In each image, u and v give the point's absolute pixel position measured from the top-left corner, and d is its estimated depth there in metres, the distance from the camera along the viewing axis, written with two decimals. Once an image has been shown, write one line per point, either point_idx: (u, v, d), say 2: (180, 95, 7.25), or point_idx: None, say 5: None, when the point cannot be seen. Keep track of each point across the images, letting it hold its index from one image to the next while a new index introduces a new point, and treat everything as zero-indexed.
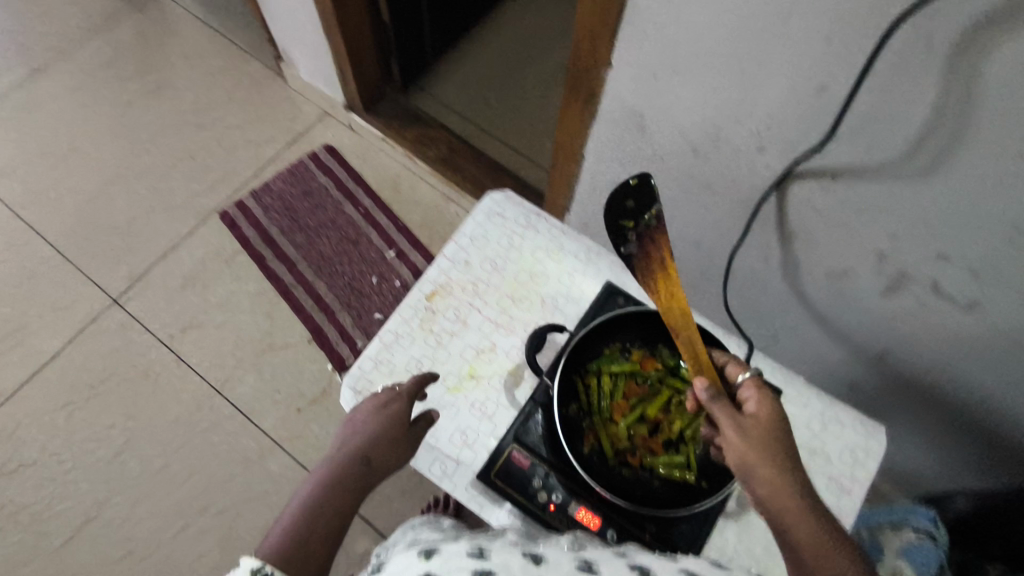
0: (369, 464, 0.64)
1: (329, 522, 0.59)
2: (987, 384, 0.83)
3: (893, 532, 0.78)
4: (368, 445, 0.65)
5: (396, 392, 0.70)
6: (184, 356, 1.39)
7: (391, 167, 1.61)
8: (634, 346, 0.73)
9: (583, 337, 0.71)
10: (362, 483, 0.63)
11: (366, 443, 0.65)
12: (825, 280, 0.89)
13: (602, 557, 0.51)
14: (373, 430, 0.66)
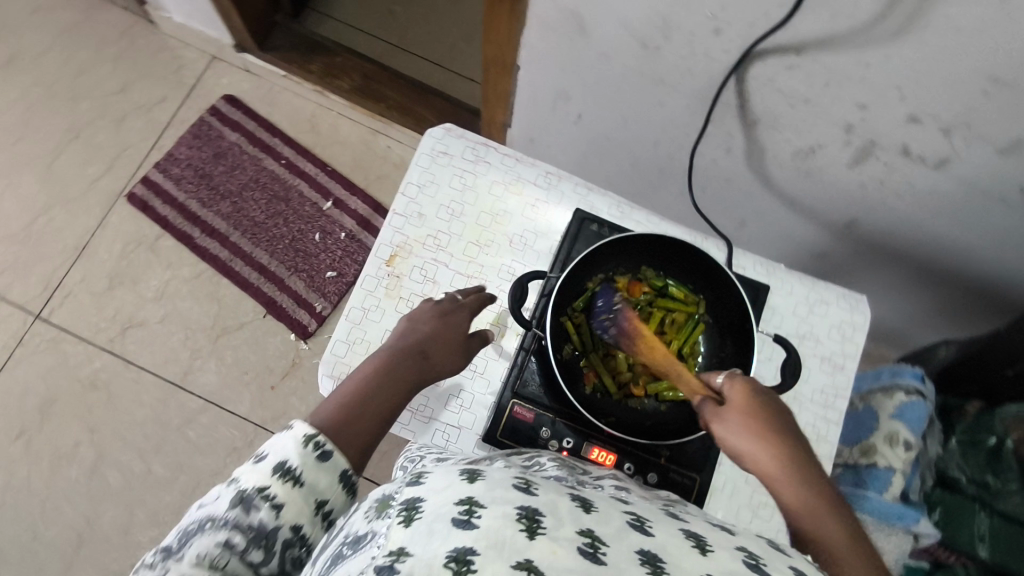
0: (427, 360, 0.63)
1: (379, 409, 0.58)
2: (955, 233, 0.84)
3: (885, 395, 0.83)
4: (427, 341, 0.64)
5: (456, 301, 0.68)
6: (134, 358, 1.29)
7: (304, 107, 1.45)
8: (616, 272, 0.70)
9: (568, 276, 0.66)
10: (418, 376, 0.62)
11: (428, 339, 0.64)
12: (789, 158, 0.86)
13: (652, 513, 0.44)
14: (435, 328, 0.65)
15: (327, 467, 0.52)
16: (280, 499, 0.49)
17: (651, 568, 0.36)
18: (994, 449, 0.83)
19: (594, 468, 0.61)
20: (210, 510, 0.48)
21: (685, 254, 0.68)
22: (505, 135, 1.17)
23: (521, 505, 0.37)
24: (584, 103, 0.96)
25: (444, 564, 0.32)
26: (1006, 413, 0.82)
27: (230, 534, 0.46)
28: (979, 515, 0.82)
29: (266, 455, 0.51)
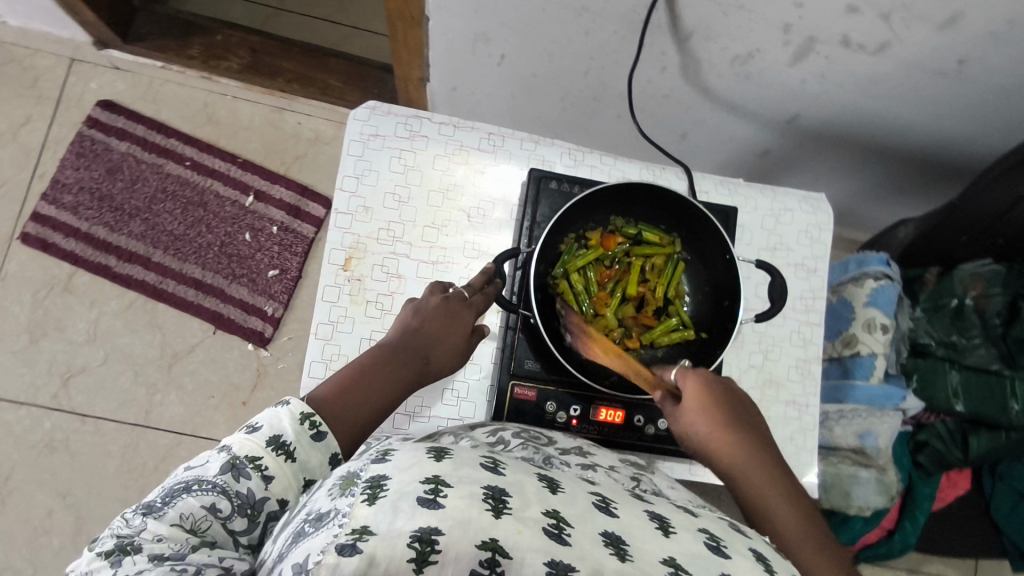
0: (428, 363, 0.62)
1: (376, 405, 0.56)
2: (896, 112, 0.84)
3: (856, 285, 0.88)
4: (432, 343, 0.62)
5: (464, 300, 0.65)
6: (85, 409, 1.19)
7: (193, 96, 1.29)
8: (587, 229, 0.68)
9: (543, 246, 0.63)
10: (417, 374, 0.60)
11: (433, 336, 0.62)
12: (728, 66, 0.81)
13: (619, 496, 0.45)
14: (440, 325, 0.63)
15: (319, 447, 0.50)
16: (270, 471, 0.47)
17: (615, 551, 0.37)
18: (957, 309, 0.91)
19: (563, 438, 0.61)
20: (198, 472, 0.47)
21: (657, 198, 0.66)
22: (422, 90, 1.04)
23: (488, 484, 0.37)
24: (508, 43, 0.86)
25: (407, 545, 0.32)
26: (962, 274, 0.91)
27: (216, 498, 0.45)
28: (950, 371, 0.90)
29: (260, 425, 0.49)
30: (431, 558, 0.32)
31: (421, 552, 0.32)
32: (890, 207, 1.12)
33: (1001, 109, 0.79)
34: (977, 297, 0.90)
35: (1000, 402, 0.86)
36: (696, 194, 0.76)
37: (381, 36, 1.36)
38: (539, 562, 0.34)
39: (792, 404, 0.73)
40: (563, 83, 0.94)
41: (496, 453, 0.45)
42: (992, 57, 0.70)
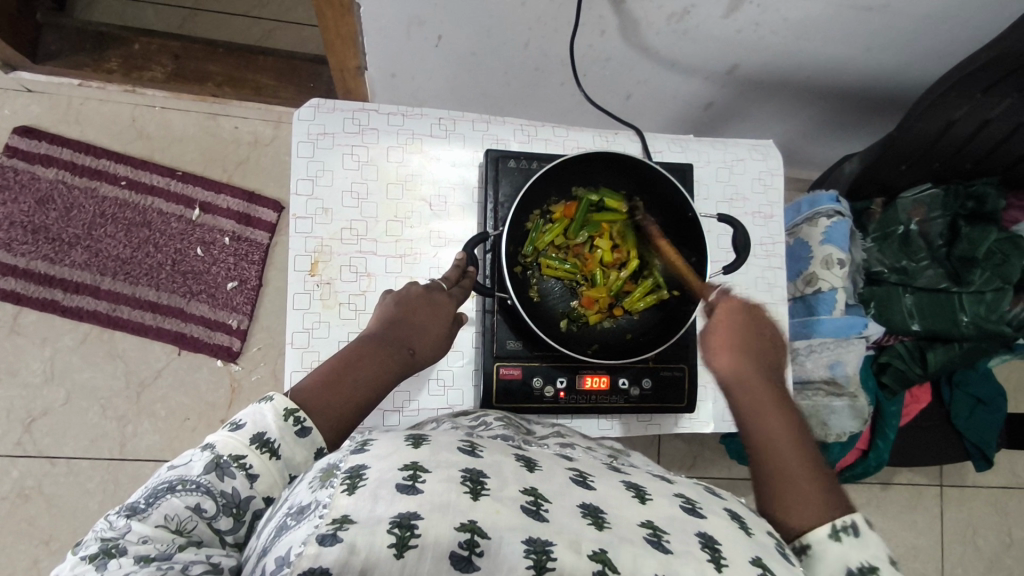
0: (412, 354, 0.61)
1: (360, 400, 0.56)
2: (829, 52, 0.87)
3: (811, 225, 0.92)
4: (413, 334, 0.62)
5: (441, 289, 0.65)
6: (55, 452, 1.15)
7: (120, 112, 1.23)
8: (551, 205, 0.69)
9: (511, 223, 0.65)
10: (401, 368, 0.60)
11: (414, 330, 0.62)
12: (666, 23, 0.82)
13: (596, 470, 0.46)
14: (422, 318, 0.63)
15: (305, 443, 0.51)
16: (255, 469, 0.47)
17: (593, 521, 0.38)
18: (903, 236, 0.96)
19: (539, 423, 0.62)
20: (181, 472, 0.45)
21: (621, 165, 0.67)
22: (361, 79, 1.00)
23: (466, 468, 0.39)
24: (443, 23, 0.84)
25: (387, 532, 0.33)
26: (905, 202, 0.96)
27: (200, 498, 0.44)
28: (904, 295, 0.96)
29: (244, 423, 0.50)
30: (411, 542, 0.33)
31: (401, 536, 0.33)
32: (831, 144, 1.16)
33: (927, 37, 0.82)
34: (921, 223, 0.95)
35: (951, 317, 0.93)
36: (650, 155, 0.77)
37: (307, 27, 1.31)
38: (519, 540, 0.35)
39: None
40: (504, 57, 0.92)
41: (475, 438, 0.46)
42: None
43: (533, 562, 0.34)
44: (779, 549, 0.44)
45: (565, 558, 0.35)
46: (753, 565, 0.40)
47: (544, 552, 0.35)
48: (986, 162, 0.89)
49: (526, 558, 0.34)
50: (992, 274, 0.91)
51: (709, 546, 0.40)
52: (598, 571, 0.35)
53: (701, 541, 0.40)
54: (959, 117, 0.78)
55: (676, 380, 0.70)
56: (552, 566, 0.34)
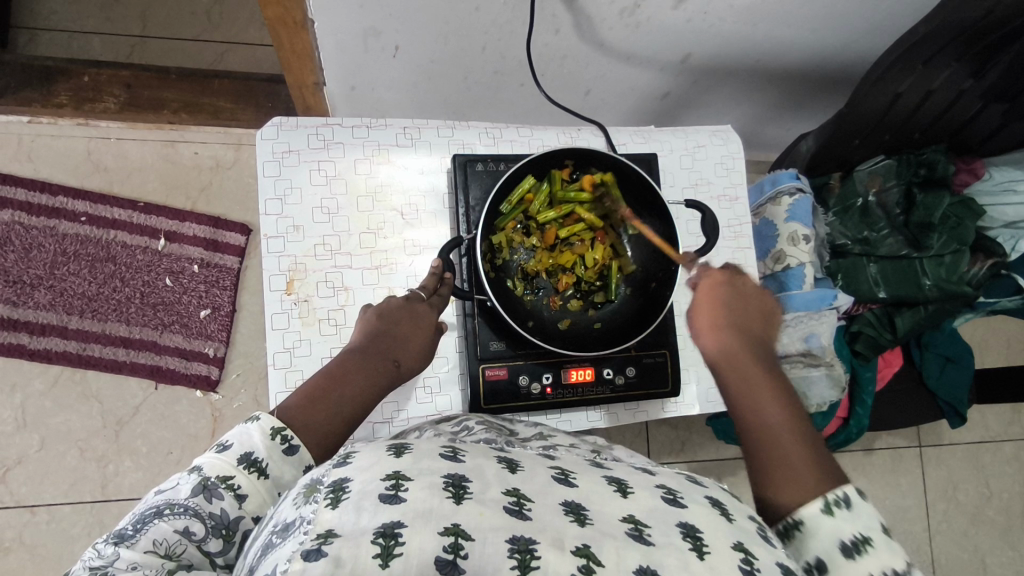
0: (398, 366, 0.61)
1: (348, 415, 0.56)
2: (775, 35, 0.89)
3: (775, 204, 0.95)
4: (394, 345, 0.62)
5: (417, 297, 0.66)
6: (35, 500, 1.11)
7: (72, 146, 1.19)
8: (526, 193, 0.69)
9: (483, 227, 0.65)
10: (387, 381, 0.60)
11: (397, 342, 0.62)
12: (618, 18, 0.83)
13: (578, 467, 0.47)
14: (404, 327, 0.63)
15: (292, 461, 0.50)
16: (244, 490, 0.47)
17: (576, 517, 0.39)
18: (862, 208, 1.00)
19: (523, 426, 0.62)
20: (169, 496, 0.45)
21: (591, 155, 0.68)
22: (320, 95, 1.00)
23: (448, 473, 0.39)
24: (398, 33, 0.85)
25: (371, 542, 0.33)
26: (861, 174, 1.00)
27: (189, 521, 0.44)
28: (868, 265, 0.99)
29: (230, 444, 0.49)
30: (396, 551, 0.33)
31: (385, 546, 0.33)
32: (785, 125, 1.20)
33: (866, 15, 0.85)
34: (877, 193, 0.99)
35: (915, 282, 0.96)
36: (615, 148, 0.78)
37: (260, 46, 1.30)
38: (502, 540, 0.36)
39: None
40: (462, 60, 0.93)
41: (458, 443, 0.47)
42: None
43: (518, 563, 0.35)
44: (761, 533, 0.45)
45: (549, 557, 0.35)
46: (735, 550, 0.41)
47: (527, 551, 0.35)
48: (933, 130, 0.92)
49: (510, 559, 0.35)
50: (949, 238, 0.95)
51: (691, 535, 0.41)
52: (582, 566, 0.36)
53: (683, 531, 0.41)
54: (903, 88, 0.81)
55: (658, 365, 0.71)
56: (535, 565, 0.34)
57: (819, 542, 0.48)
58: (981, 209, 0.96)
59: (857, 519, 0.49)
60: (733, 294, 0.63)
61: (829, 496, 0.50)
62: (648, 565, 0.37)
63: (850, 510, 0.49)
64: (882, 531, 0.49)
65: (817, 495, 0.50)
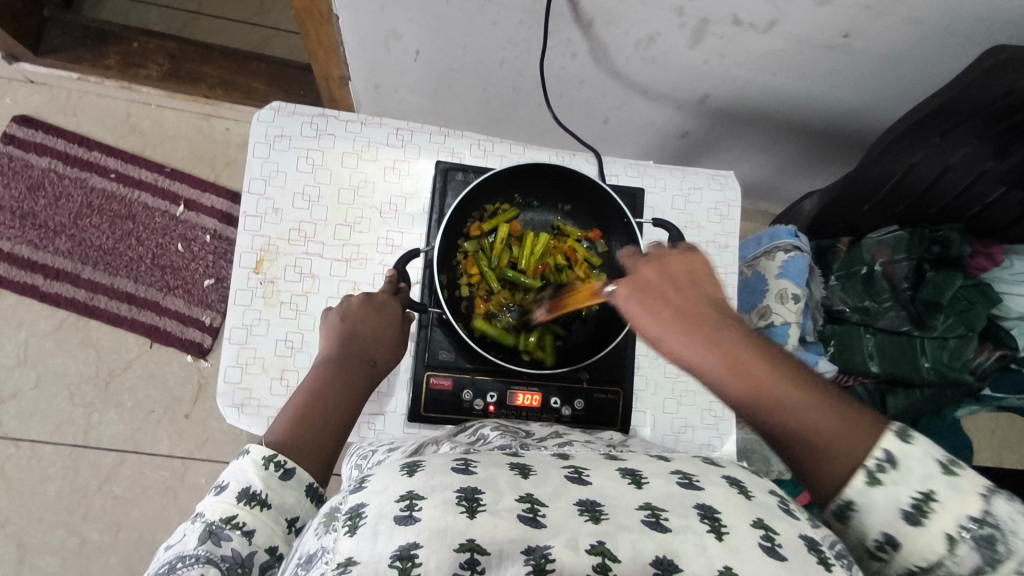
0: (374, 365, 0.62)
1: (335, 427, 0.57)
2: (796, 86, 0.87)
3: (768, 258, 0.93)
4: (365, 346, 0.62)
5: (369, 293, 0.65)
6: (20, 434, 1.16)
7: (115, 106, 1.27)
8: (471, 223, 0.70)
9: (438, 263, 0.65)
10: (364, 382, 0.61)
11: (366, 343, 0.62)
12: (634, 50, 0.83)
13: (592, 462, 0.44)
14: (372, 324, 0.63)
15: (292, 484, 0.51)
16: (250, 525, 0.48)
17: (591, 514, 0.38)
18: (867, 276, 0.98)
19: (538, 426, 0.62)
20: (178, 550, 0.46)
21: (557, 175, 0.69)
22: (346, 89, 1.02)
23: (461, 487, 0.38)
24: (419, 38, 0.86)
25: (388, 566, 0.33)
26: (870, 242, 0.97)
27: (204, 568, 0.44)
28: (865, 336, 0.98)
29: (226, 484, 0.50)
30: (413, 571, 0.33)
31: (403, 567, 0.33)
32: (809, 182, 1.16)
33: (892, 77, 0.82)
34: (884, 264, 0.96)
35: (912, 360, 0.95)
36: (605, 177, 0.78)
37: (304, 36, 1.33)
38: (517, 551, 0.35)
39: None
40: (480, 73, 0.93)
41: (470, 454, 0.45)
42: (874, 28, 0.73)
43: (532, 568, 0.34)
44: (783, 508, 0.42)
45: (563, 559, 0.35)
46: (754, 527, 0.38)
47: (542, 556, 0.35)
48: (950, 209, 0.90)
49: (525, 565, 0.34)
50: (956, 320, 0.93)
51: (708, 516, 0.38)
52: (597, 564, 0.35)
53: (700, 512, 0.39)
54: (916, 160, 0.78)
55: (608, 403, 0.70)
56: (551, 568, 0.34)
57: (880, 517, 0.46)
58: (997, 296, 0.93)
59: (908, 479, 0.45)
60: (670, 288, 0.50)
61: (869, 460, 0.46)
62: (664, 555, 0.36)
63: (896, 469, 0.45)
64: (944, 473, 0.45)
65: (858, 465, 0.46)
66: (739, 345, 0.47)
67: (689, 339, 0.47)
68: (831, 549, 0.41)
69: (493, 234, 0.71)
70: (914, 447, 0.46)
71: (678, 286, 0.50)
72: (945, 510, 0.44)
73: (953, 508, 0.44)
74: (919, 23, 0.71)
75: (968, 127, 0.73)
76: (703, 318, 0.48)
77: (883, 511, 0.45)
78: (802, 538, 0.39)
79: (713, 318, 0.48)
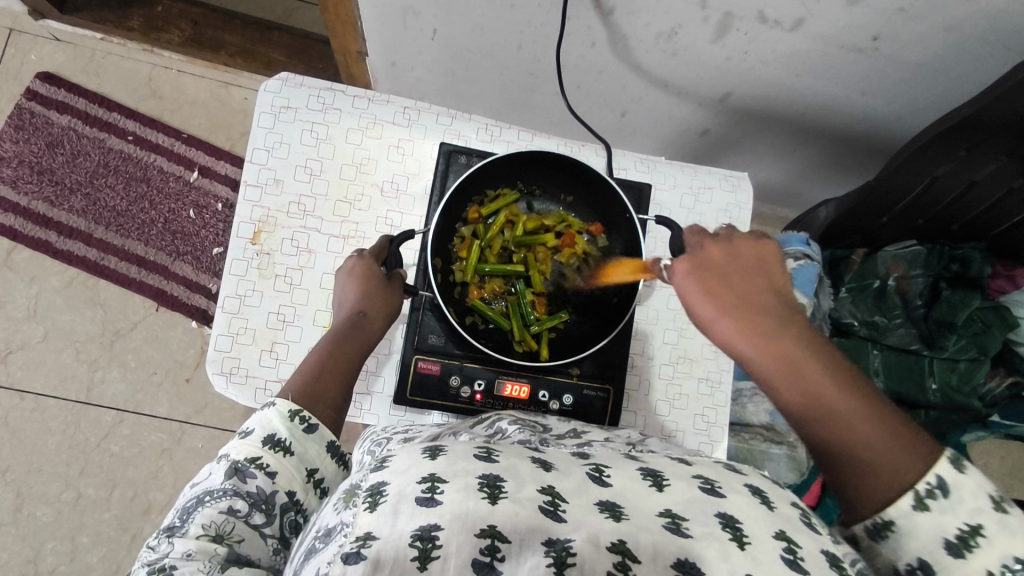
0: (365, 321, 0.61)
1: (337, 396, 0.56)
2: (822, 90, 0.84)
3: None
4: (354, 309, 0.62)
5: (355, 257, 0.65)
6: (25, 386, 1.18)
7: (137, 69, 1.28)
8: (468, 208, 0.68)
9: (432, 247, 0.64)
10: (359, 343, 0.60)
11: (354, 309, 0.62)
12: (654, 42, 0.80)
13: (612, 460, 0.44)
14: (354, 291, 0.63)
15: (314, 438, 0.52)
16: (273, 467, 0.49)
17: (611, 513, 0.37)
18: (879, 291, 0.95)
19: (554, 422, 0.61)
20: (206, 485, 0.48)
21: (562, 165, 0.68)
22: (362, 65, 1.01)
23: (482, 473, 0.37)
24: (436, 17, 0.84)
25: (409, 545, 0.33)
26: (885, 256, 0.94)
27: (232, 501, 0.46)
28: (872, 352, 0.95)
29: (252, 430, 0.51)
30: (433, 554, 0.33)
31: (422, 549, 0.33)
32: (830, 190, 1.13)
33: (923, 85, 0.79)
34: (899, 279, 0.93)
35: (920, 382, 0.93)
36: (612, 171, 0.76)
37: None
38: (538, 542, 0.34)
39: (704, 381, 0.74)
40: (496, 56, 0.91)
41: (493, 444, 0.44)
42: (906, 33, 0.70)
43: (553, 561, 0.33)
44: (805, 520, 0.40)
45: (585, 553, 0.34)
46: (777, 539, 0.37)
47: (563, 549, 0.34)
48: (973, 225, 0.87)
49: (546, 557, 0.34)
50: (969, 342, 0.91)
51: (730, 525, 0.37)
52: (618, 563, 0.34)
53: (721, 520, 0.37)
54: (941, 172, 0.76)
55: (597, 401, 0.69)
56: (572, 562, 0.33)
57: (919, 542, 0.44)
58: (1013, 319, 0.90)
59: (956, 508, 0.44)
60: (730, 279, 0.53)
61: (919, 483, 0.45)
62: (686, 557, 0.35)
63: (946, 497, 0.44)
64: (996, 510, 0.43)
65: (907, 486, 0.45)
66: (791, 340, 0.49)
67: (746, 328, 0.50)
68: (852, 566, 0.39)
69: (491, 217, 0.70)
70: (967, 479, 0.44)
71: (747, 278, 0.53)
72: (990, 546, 0.42)
73: (1002, 544, 0.42)
74: (953, 30, 0.68)
75: (997, 141, 0.71)
76: (761, 314, 0.51)
77: (925, 537, 0.44)
78: (824, 553, 0.38)
79: (772, 314, 0.51)
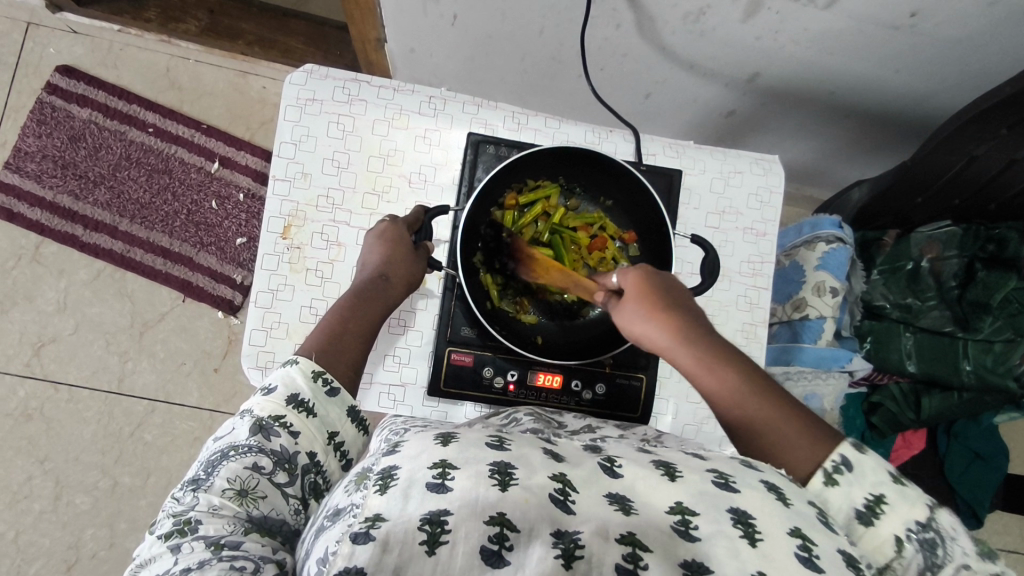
0: (388, 282, 0.62)
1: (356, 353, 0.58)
2: (851, 67, 0.82)
3: (809, 248, 0.91)
4: (378, 267, 0.63)
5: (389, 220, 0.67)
6: (59, 377, 1.20)
7: (155, 61, 1.28)
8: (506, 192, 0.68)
9: (465, 223, 0.63)
10: (382, 303, 0.62)
11: (379, 271, 0.62)
12: (681, 22, 0.78)
13: (627, 454, 0.44)
14: (380, 251, 0.64)
15: (336, 401, 0.53)
16: (296, 427, 0.50)
17: (620, 506, 0.38)
18: (912, 272, 0.94)
19: (571, 417, 0.61)
20: (230, 440, 0.49)
21: (605, 167, 0.66)
22: (382, 52, 0.99)
23: (493, 460, 0.38)
24: (457, 2, 0.82)
25: (418, 529, 0.33)
26: (919, 237, 0.94)
27: (256, 457, 0.47)
28: (905, 334, 0.94)
29: (275, 386, 0.51)
30: (442, 538, 0.33)
31: (431, 533, 0.33)
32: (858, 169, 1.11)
33: (959, 59, 0.76)
34: (933, 260, 0.93)
35: (953, 363, 0.91)
36: (642, 156, 0.75)
37: None
38: (547, 529, 0.35)
39: None
40: (517, 40, 0.89)
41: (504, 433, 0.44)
42: (945, 8, 0.67)
43: (561, 553, 0.34)
44: (821, 519, 0.40)
45: (594, 546, 0.35)
46: (793, 536, 0.37)
47: (571, 542, 0.35)
48: (1011, 205, 0.85)
49: (555, 548, 0.34)
50: (1004, 324, 0.89)
51: (742, 521, 0.37)
52: (628, 554, 0.35)
53: (734, 517, 0.37)
54: (980, 152, 0.74)
55: (629, 389, 0.69)
56: (579, 555, 0.34)
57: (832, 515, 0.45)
58: None
59: (862, 480, 0.45)
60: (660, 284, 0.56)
61: (828, 461, 0.46)
62: (695, 559, 0.36)
63: (851, 471, 0.45)
64: (895, 482, 0.45)
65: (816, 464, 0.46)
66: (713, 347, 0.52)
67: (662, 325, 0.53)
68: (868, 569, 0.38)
69: (527, 207, 0.70)
70: (868, 455, 0.46)
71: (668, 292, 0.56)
72: (894, 515, 0.44)
73: (902, 511, 0.44)
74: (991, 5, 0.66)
75: None
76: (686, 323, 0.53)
77: (838, 512, 0.44)
78: (841, 553, 0.37)
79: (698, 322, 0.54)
